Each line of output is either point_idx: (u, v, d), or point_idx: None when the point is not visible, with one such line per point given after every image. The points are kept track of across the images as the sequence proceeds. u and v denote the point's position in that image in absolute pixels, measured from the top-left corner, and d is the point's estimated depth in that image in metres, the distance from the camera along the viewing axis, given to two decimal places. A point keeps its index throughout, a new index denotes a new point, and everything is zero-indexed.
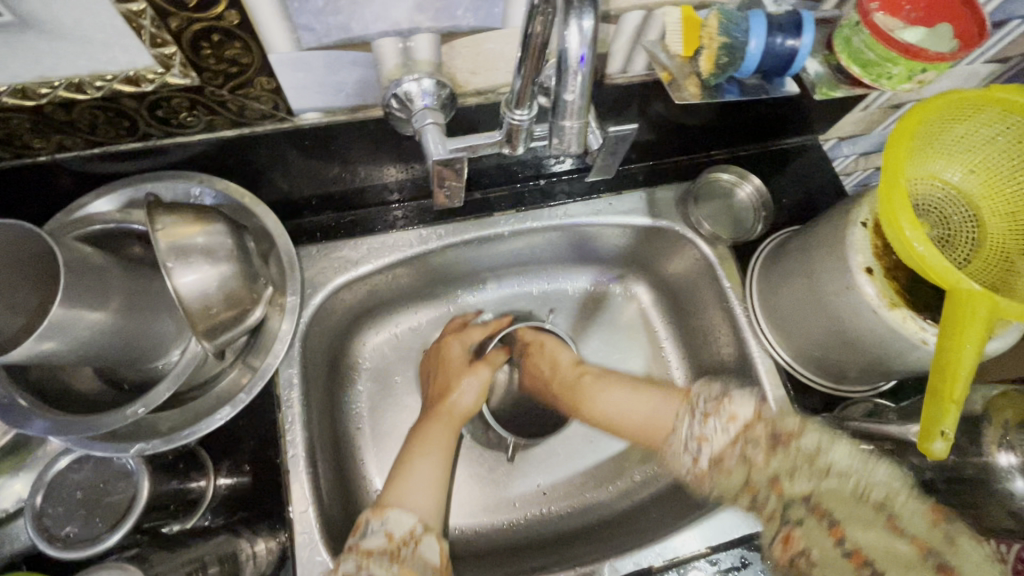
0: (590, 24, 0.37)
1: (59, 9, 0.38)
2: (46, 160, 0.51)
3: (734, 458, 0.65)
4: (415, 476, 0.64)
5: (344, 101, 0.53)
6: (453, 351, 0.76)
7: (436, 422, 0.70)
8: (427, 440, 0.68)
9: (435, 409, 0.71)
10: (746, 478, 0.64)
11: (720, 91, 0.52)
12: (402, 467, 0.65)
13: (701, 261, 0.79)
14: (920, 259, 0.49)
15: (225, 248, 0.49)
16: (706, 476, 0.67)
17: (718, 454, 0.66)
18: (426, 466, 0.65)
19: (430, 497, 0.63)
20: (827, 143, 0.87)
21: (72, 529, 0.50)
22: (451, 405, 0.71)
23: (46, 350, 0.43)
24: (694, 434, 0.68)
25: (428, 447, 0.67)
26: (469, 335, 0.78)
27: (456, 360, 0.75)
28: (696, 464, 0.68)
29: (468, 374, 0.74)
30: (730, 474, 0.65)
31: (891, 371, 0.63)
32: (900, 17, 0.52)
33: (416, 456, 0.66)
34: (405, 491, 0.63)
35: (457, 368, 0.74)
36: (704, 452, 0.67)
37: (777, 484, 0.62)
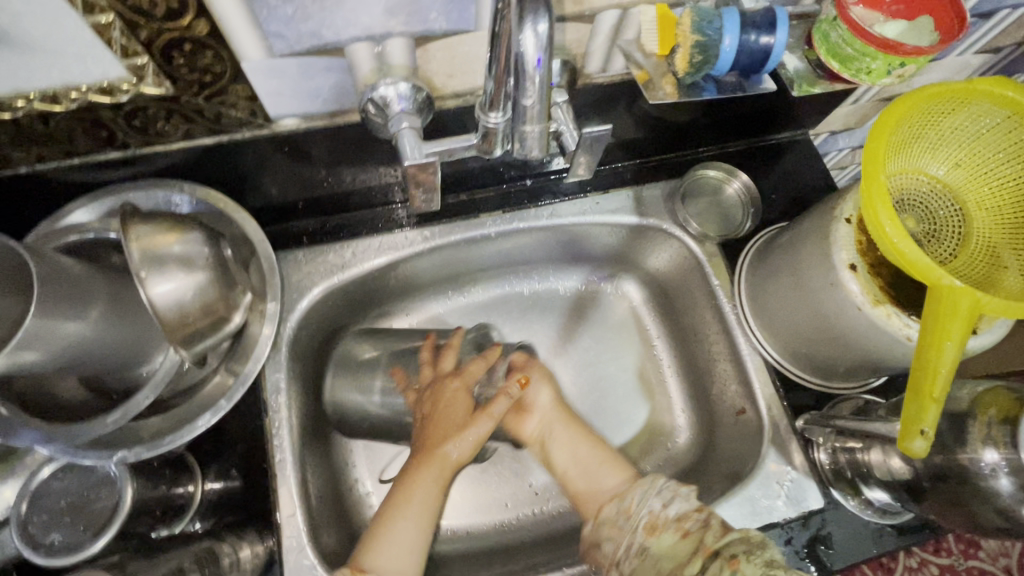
0: (545, 28, 0.36)
1: (28, 22, 0.38)
2: (26, 172, 0.51)
3: (695, 523, 0.59)
4: (394, 541, 0.61)
5: (321, 107, 0.53)
6: (453, 398, 0.69)
7: (426, 474, 0.66)
8: (416, 497, 0.65)
9: (428, 457, 0.67)
10: (701, 545, 0.57)
11: (696, 89, 0.52)
12: (385, 526, 0.63)
13: (690, 258, 0.78)
14: (900, 255, 0.48)
15: (202, 257, 0.50)
16: (663, 525, 0.61)
17: (683, 513, 0.61)
18: (409, 530, 0.63)
19: (407, 563, 0.61)
20: (818, 138, 0.86)
21: (58, 536, 0.51)
22: (445, 459, 0.66)
23: (26, 361, 0.43)
24: (666, 487, 0.64)
25: (414, 509, 0.64)
26: (472, 375, 0.71)
27: (456, 410, 0.69)
28: (663, 508, 0.62)
29: (469, 427, 0.68)
30: (684, 539, 0.59)
31: (879, 368, 0.63)
32: (881, 10, 0.52)
33: (402, 518, 0.63)
34: (385, 555, 0.60)
35: (459, 421, 0.68)
36: (673, 504, 0.62)
37: (732, 559, 0.53)
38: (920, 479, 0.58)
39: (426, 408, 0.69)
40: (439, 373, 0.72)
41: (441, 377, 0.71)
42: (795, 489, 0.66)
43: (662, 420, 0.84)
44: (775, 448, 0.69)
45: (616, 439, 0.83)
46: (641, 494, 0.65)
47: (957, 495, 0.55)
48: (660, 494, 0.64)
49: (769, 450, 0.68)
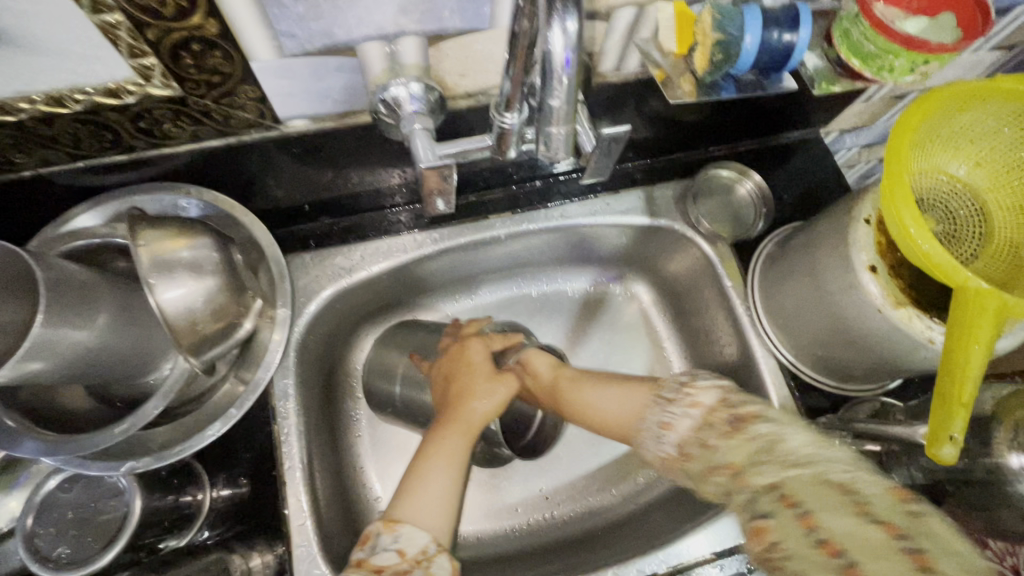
0: (574, 27, 0.35)
1: (33, 23, 0.37)
2: (30, 176, 0.50)
3: (721, 409, 0.58)
4: (427, 490, 0.59)
5: (331, 107, 0.52)
6: (475, 356, 0.69)
7: (453, 429, 0.64)
8: (443, 450, 0.62)
9: (453, 416, 0.65)
10: (707, 464, 0.55)
11: (715, 88, 0.51)
12: (416, 477, 0.60)
13: (702, 259, 0.77)
14: (926, 256, 0.47)
15: (212, 262, 0.48)
16: (679, 462, 0.58)
17: (685, 436, 0.58)
18: (440, 480, 0.60)
19: (444, 515, 0.58)
20: (830, 136, 0.85)
21: (65, 549, 0.50)
22: (471, 413, 0.65)
23: (33, 371, 0.42)
24: (664, 412, 0.61)
25: (443, 458, 0.61)
26: (492, 340, 0.71)
27: (477, 365, 0.68)
28: (667, 428, 0.60)
29: (493, 383, 0.68)
30: (691, 463, 0.57)
31: (897, 370, 0.62)
32: (902, 6, 0.51)
33: (432, 467, 0.61)
34: (420, 506, 0.58)
35: (479, 373, 0.67)
36: (680, 417, 0.59)
37: (742, 475, 0.52)
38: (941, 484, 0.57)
39: (446, 371, 0.69)
40: (461, 336, 0.72)
41: (463, 338, 0.72)
42: None
43: None
44: None
45: None
46: (651, 420, 0.61)
47: (979, 500, 0.54)
48: (657, 427, 0.60)
49: None
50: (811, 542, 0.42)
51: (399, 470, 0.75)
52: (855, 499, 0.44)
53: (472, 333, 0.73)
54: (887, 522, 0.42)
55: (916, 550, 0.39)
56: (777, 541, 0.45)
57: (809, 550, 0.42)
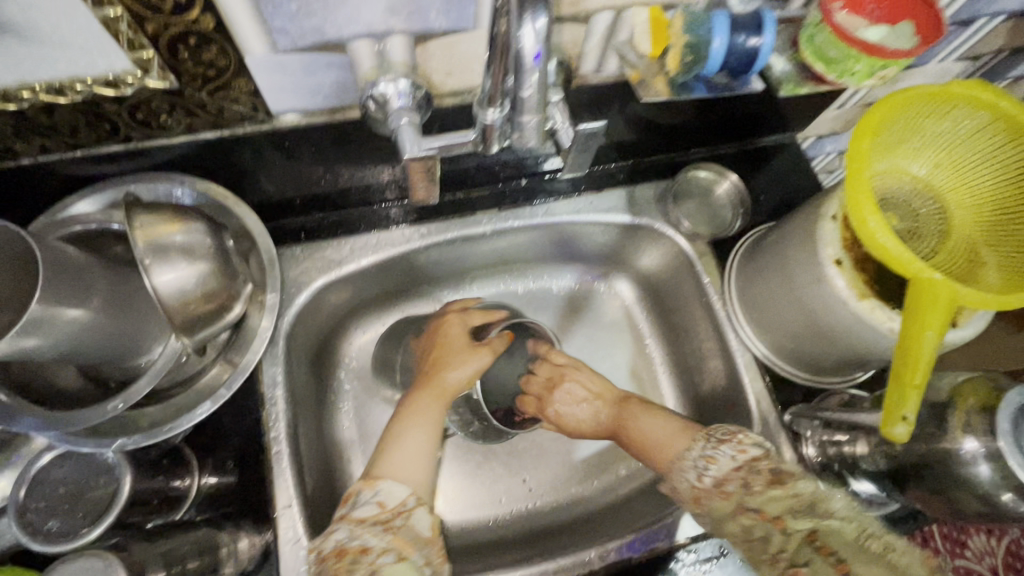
0: (544, 23, 0.38)
1: (37, 15, 0.39)
2: (28, 163, 0.52)
3: (735, 485, 0.60)
4: (403, 447, 0.63)
5: (322, 102, 0.54)
6: (451, 330, 0.72)
7: (427, 395, 0.67)
8: (418, 411, 0.66)
9: (428, 382, 0.68)
10: (739, 503, 0.58)
11: (687, 88, 0.54)
12: (394, 438, 0.64)
13: (681, 257, 0.80)
14: (882, 249, 0.50)
15: (205, 247, 0.50)
16: (705, 494, 0.61)
17: (725, 473, 0.61)
18: (416, 438, 0.64)
19: (419, 470, 0.62)
20: (806, 141, 0.89)
21: (55, 523, 0.51)
22: (444, 381, 0.68)
23: (29, 347, 0.44)
24: (701, 454, 0.64)
25: (419, 421, 0.65)
26: (470, 316, 0.73)
27: (455, 338, 0.71)
28: (700, 479, 0.62)
29: (467, 352, 0.70)
30: (726, 500, 0.59)
31: (864, 361, 0.65)
32: (864, 15, 0.53)
33: (407, 429, 0.64)
34: (397, 462, 0.61)
35: (455, 347, 0.71)
36: (710, 471, 0.62)
37: (778, 520, 0.55)
38: (901, 470, 0.60)
39: (427, 345, 0.73)
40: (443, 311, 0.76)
41: (443, 313, 0.75)
42: None
43: None
44: (764, 442, 0.70)
45: None
46: (680, 471, 0.64)
47: (937, 484, 0.56)
48: (696, 466, 0.63)
49: None
50: None
51: None
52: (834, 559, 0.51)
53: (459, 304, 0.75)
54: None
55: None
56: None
57: None
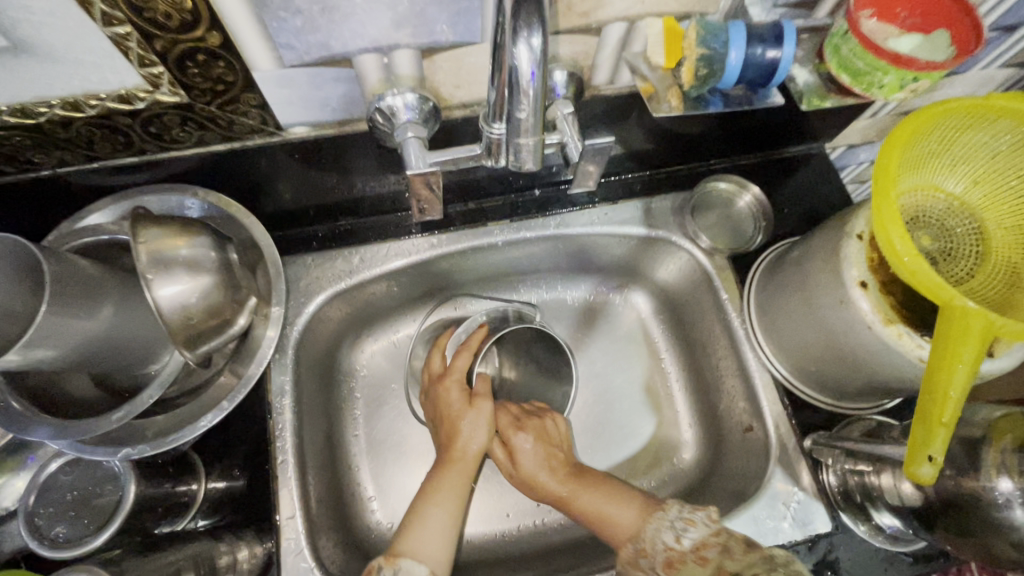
0: (539, 42, 0.36)
1: (49, 33, 0.40)
2: (48, 175, 0.53)
3: (714, 551, 0.57)
4: (426, 527, 0.63)
5: (331, 115, 0.54)
6: (449, 393, 0.72)
7: (449, 470, 0.68)
8: (439, 487, 0.66)
9: (448, 456, 0.69)
10: (717, 570, 0.55)
11: (703, 102, 0.52)
12: (415, 516, 0.64)
13: (699, 271, 0.78)
14: (911, 273, 0.47)
15: (209, 261, 0.51)
16: (680, 559, 0.59)
17: (699, 543, 0.59)
18: (439, 515, 0.64)
19: (442, 549, 0.62)
20: (835, 151, 0.85)
21: (62, 530, 0.53)
22: (464, 453, 0.69)
23: (38, 357, 0.45)
24: (680, 517, 0.62)
25: (443, 495, 0.65)
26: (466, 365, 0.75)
27: (455, 401, 0.72)
28: (678, 541, 0.60)
29: (476, 415, 0.71)
30: (703, 565, 0.57)
31: (891, 387, 0.61)
32: (895, 24, 0.51)
33: (429, 504, 0.65)
34: (418, 542, 0.61)
35: (459, 412, 0.71)
36: (687, 535, 0.60)
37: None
38: (929, 507, 0.56)
39: (432, 413, 0.74)
40: (434, 375, 0.75)
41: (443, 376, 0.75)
42: (801, 511, 0.65)
43: (669, 434, 0.83)
44: (782, 469, 0.67)
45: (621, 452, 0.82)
46: (655, 528, 0.62)
47: (967, 525, 0.53)
48: (673, 527, 0.62)
49: (776, 470, 0.67)
50: None
51: (393, 472, 0.76)
52: None
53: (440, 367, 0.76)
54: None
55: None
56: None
57: None
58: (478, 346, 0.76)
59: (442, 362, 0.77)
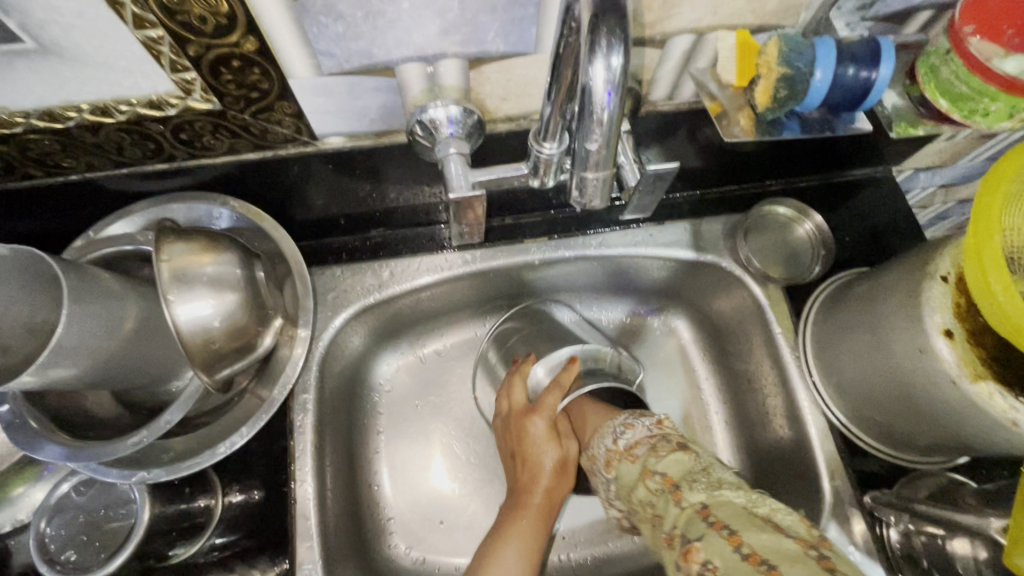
0: (619, 62, 0.32)
1: (79, 35, 0.37)
2: (77, 179, 0.51)
3: (644, 449, 0.61)
4: (501, 571, 0.60)
5: (368, 126, 0.51)
6: (536, 432, 0.66)
7: (529, 510, 0.64)
8: (519, 527, 0.63)
9: (524, 496, 0.65)
10: (643, 467, 0.60)
11: (778, 126, 0.47)
12: (491, 555, 0.61)
13: (750, 301, 0.72)
14: (1004, 318, 0.43)
15: (234, 280, 0.49)
16: (618, 458, 0.63)
17: (633, 443, 0.63)
18: (517, 562, 0.60)
19: None
20: (903, 175, 0.78)
21: (72, 554, 0.52)
22: (543, 494, 0.65)
23: (56, 378, 0.42)
24: (622, 423, 0.66)
25: (517, 536, 0.62)
26: (550, 403, 0.67)
27: (541, 441, 0.66)
28: (616, 444, 0.64)
29: (560, 447, 0.67)
30: (633, 463, 0.61)
31: (971, 449, 0.55)
32: (1001, 44, 0.44)
33: (506, 545, 0.61)
34: None
35: (546, 448, 0.66)
36: (625, 436, 0.64)
37: (677, 489, 0.55)
38: None
39: (511, 449, 0.68)
40: (514, 405, 0.69)
41: (521, 411, 0.68)
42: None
43: None
44: (836, 523, 0.62)
45: None
46: (600, 437, 0.66)
47: None
48: (614, 432, 0.65)
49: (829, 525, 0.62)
50: (737, 558, 0.46)
51: (416, 494, 0.73)
52: (769, 522, 0.49)
53: (523, 401, 0.69)
54: (796, 538, 0.47)
55: (820, 559, 0.45)
56: (706, 558, 0.48)
57: (736, 564, 0.46)
58: (568, 390, 0.68)
59: (526, 396, 0.69)
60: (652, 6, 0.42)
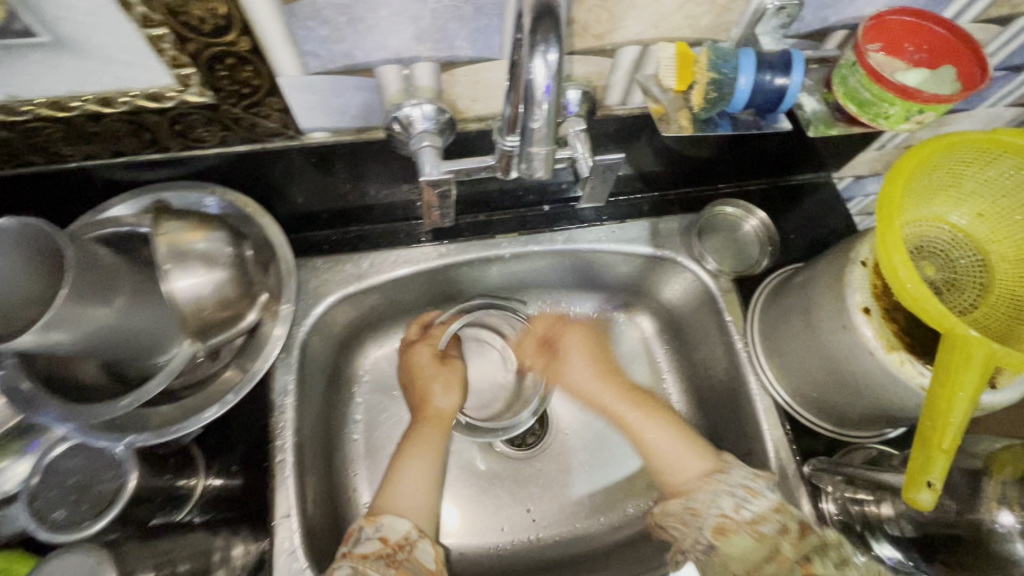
0: (555, 58, 0.38)
1: (89, 31, 0.42)
2: (74, 166, 0.55)
3: (772, 527, 0.58)
4: (405, 478, 0.66)
5: (350, 122, 0.56)
6: (422, 356, 0.77)
7: (425, 426, 0.72)
8: (419, 442, 0.70)
9: (421, 414, 0.73)
10: (775, 549, 0.57)
11: (711, 125, 0.53)
12: (395, 470, 0.67)
13: (703, 291, 0.78)
14: (914, 298, 0.48)
15: (223, 256, 0.55)
16: (733, 528, 0.59)
17: (758, 515, 0.59)
18: (417, 467, 0.68)
19: (422, 498, 0.65)
20: (843, 182, 0.86)
21: (61, 513, 0.54)
22: (437, 410, 0.74)
23: (52, 342, 0.46)
24: (742, 486, 0.62)
25: (417, 449, 0.69)
26: (437, 336, 0.79)
27: (426, 365, 0.77)
28: (735, 511, 0.60)
29: (450, 372, 0.77)
30: (756, 541, 0.58)
31: (894, 417, 0.61)
32: (903, 58, 0.52)
33: (408, 459, 0.68)
34: (395, 495, 0.64)
35: (432, 373, 0.76)
36: (747, 505, 0.60)
37: (806, 563, 0.56)
38: (931, 539, 0.58)
39: (404, 378, 0.77)
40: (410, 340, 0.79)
41: (414, 340, 0.79)
42: None
43: None
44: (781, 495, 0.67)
45: (619, 471, 0.80)
46: (713, 494, 0.62)
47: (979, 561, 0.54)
48: (734, 495, 0.61)
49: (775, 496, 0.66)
50: None
51: None
52: None
53: (415, 335, 0.79)
54: None
55: None
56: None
57: None
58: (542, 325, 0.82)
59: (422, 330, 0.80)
60: (600, 19, 0.48)
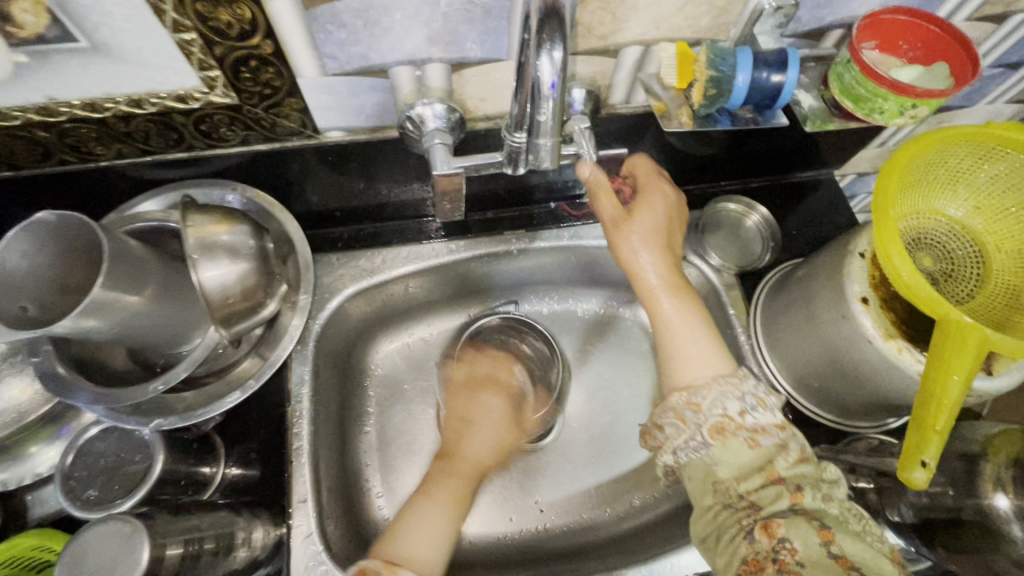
0: (560, 56, 0.40)
1: (125, 37, 0.45)
2: (105, 166, 0.58)
3: (771, 440, 0.53)
4: (420, 523, 0.63)
5: (365, 122, 0.59)
6: (489, 402, 0.77)
7: (454, 477, 0.69)
8: (442, 489, 0.67)
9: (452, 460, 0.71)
10: (769, 468, 0.52)
11: (711, 120, 0.56)
12: (412, 511, 0.64)
13: (706, 286, 0.79)
14: (909, 287, 0.50)
15: (246, 248, 0.56)
16: (732, 429, 0.54)
17: (760, 425, 0.54)
18: (437, 512, 0.64)
19: (432, 545, 0.62)
20: (845, 178, 0.87)
21: (94, 492, 0.57)
22: (468, 462, 0.71)
23: (87, 328, 0.48)
24: (753, 395, 0.55)
25: (439, 496, 0.66)
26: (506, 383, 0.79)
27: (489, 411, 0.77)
28: (741, 415, 0.54)
29: (493, 417, 0.77)
30: (750, 449, 0.53)
31: (894, 405, 0.62)
32: (898, 56, 0.54)
33: (430, 503, 0.65)
34: (411, 539, 0.61)
35: (479, 423, 0.76)
36: (752, 412, 0.54)
37: (796, 491, 0.51)
38: (931, 524, 0.60)
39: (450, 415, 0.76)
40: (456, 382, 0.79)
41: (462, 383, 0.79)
42: None
43: None
44: None
45: (626, 462, 0.82)
46: (722, 394, 0.55)
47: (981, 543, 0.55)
48: (742, 402, 0.55)
49: None
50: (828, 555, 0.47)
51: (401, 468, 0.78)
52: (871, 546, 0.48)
53: (465, 376, 0.79)
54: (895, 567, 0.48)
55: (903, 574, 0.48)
56: (787, 537, 0.48)
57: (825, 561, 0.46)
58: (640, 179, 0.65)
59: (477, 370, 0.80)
60: (603, 21, 0.50)
